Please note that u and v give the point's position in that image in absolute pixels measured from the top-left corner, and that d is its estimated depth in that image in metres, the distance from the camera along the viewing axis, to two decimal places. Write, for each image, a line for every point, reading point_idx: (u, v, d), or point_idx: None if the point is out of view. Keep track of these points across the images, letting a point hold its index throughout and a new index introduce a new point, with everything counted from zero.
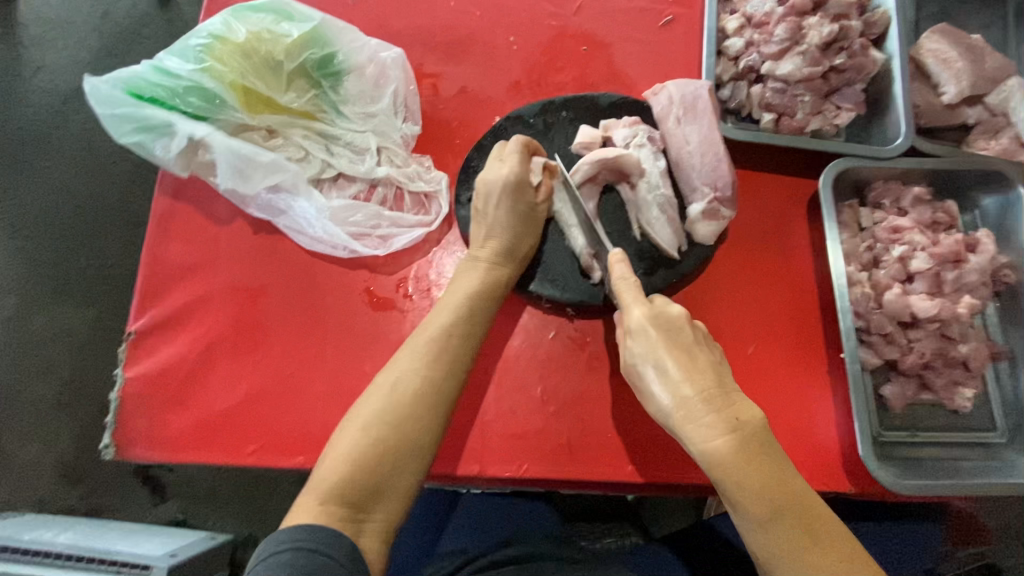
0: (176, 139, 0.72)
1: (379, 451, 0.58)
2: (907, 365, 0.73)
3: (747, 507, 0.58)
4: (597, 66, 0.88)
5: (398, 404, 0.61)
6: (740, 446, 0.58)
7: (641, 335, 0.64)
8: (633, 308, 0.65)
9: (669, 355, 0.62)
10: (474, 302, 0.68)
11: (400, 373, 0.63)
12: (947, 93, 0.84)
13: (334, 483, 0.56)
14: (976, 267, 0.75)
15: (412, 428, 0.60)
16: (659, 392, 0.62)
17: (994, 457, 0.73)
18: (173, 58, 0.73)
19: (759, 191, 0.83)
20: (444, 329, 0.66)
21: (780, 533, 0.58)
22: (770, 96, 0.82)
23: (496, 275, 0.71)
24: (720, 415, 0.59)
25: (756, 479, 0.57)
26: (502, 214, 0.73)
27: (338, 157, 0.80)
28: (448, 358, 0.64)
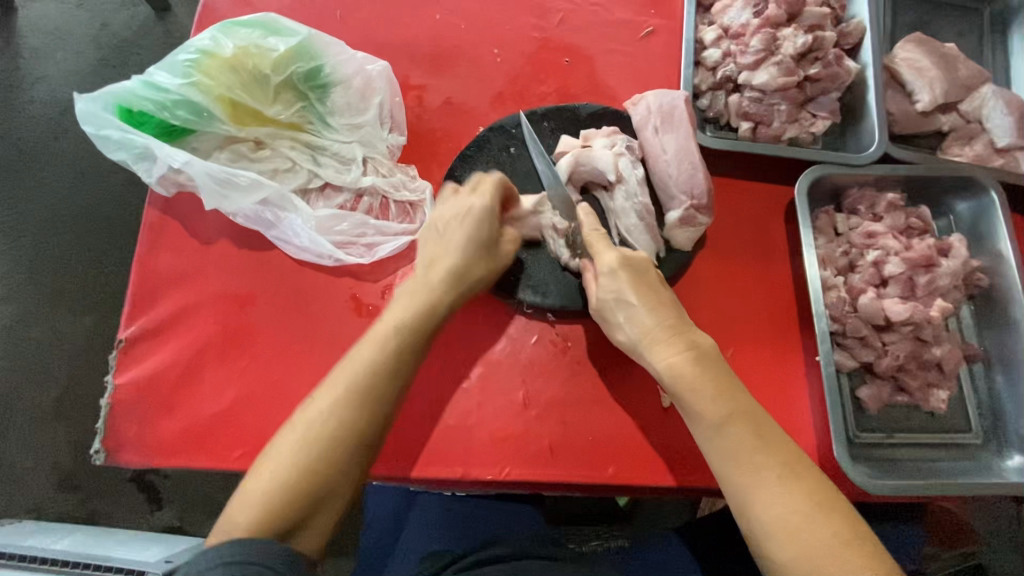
0: (164, 152, 0.74)
1: (298, 485, 0.59)
2: (882, 367, 0.75)
3: (701, 414, 0.63)
4: (579, 77, 0.90)
5: (319, 437, 0.61)
6: (696, 360, 0.65)
7: (612, 276, 0.69)
8: (604, 252, 0.70)
9: (632, 289, 0.68)
10: (404, 333, 0.67)
11: (329, 404, 0.63)
12: (921, 101, 0.86)
13: (251, 519, 0.57)
14: (948, 270, 0.76)
15: (330, 464, 0.61)
16: (624, 322, 0.68)
17: (969, 457, 0.75)
18: (161, 73, 0.74)
19: (738, 197, 0.84)
20: (369, 365, 0.65)
21: (736, 438, 0.61)
22: (747, 105, 0.84)
23: (433, 304, 0.69)
24: (679, 336, 0.66)
25: (711, 387, 0.63)
26: (459, 240, 0.71)
27: (325, 167, 0.81)
28: (368, 392, 0.64)
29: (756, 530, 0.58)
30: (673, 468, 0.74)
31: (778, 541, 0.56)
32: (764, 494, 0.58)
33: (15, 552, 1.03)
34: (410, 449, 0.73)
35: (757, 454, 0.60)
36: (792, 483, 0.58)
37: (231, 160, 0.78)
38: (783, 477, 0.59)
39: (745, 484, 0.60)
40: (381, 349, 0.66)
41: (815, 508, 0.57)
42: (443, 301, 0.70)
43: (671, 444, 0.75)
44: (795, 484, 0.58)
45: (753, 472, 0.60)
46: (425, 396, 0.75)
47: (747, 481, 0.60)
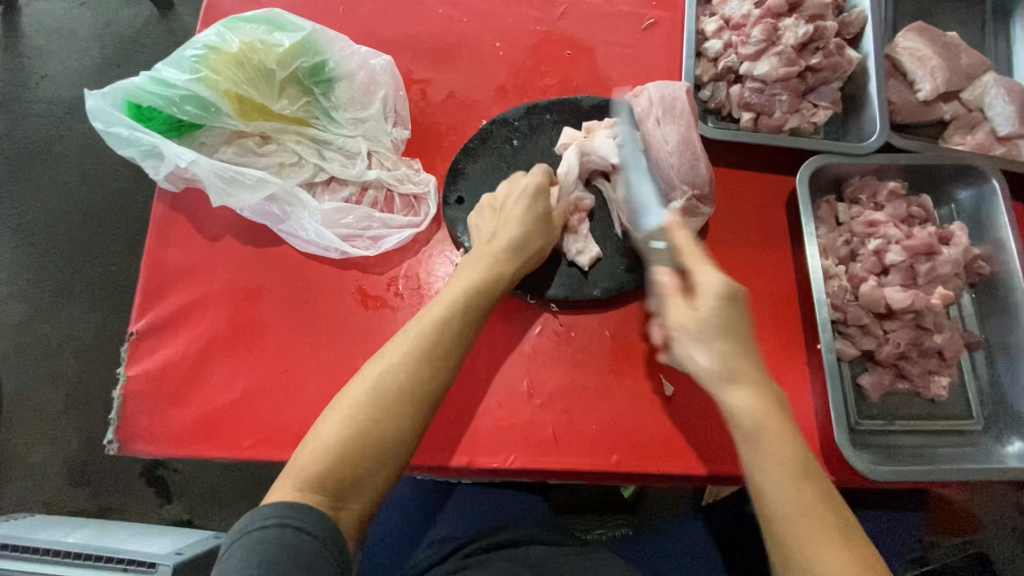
0: (171, 151, 0.75)
1: (366, 441, 0.60)
2: (883, 355, 0.76)
3: (780, 467, 0.58)
4: (581, 70, 0.90)
5: (385, 393, 0.62)
6: (774, 404, 0.61)
7: (727, 299, 0.62)
8: (710, 270, 0.63)
9: (732, 321, 0.62)
10: (472, 296, 0.70)
11: (388, 366, 0.64)
12: (924, 90, 0.86)
13: (316, 473, 0.58)
14: (949, 259, 0.76)
15: (395, 420, 0.62)
16: (704, 354, 0.62)
17: (970, 444, 0.76)
18: (169, 69, 0.75)
19: (738, 189, 0.85)
20: (435, 328, 0.67)
21: (808, 501, 0.57)
22: (748, 95, 0.85)
23: (495, 270, 0.72)
24: (765, 384, 0.62)
25: (790, 443, 0.59)
26: (521, 212, 0.74)
27: (330, 161, 0.82)
28: (440, 354, 0.66)
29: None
30: (676, 455, 0.75)
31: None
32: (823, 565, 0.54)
33: (25, 544, 1.04)
34: None
35: (828, 523, 0.56)
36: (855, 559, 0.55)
37: (238, 154, 0.79)
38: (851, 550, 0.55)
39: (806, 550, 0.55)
40: (447, 310, 0.68)
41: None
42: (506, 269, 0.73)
43: (674, 432, 0.76)
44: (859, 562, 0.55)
45: (816, 542, 0.55)
46: None
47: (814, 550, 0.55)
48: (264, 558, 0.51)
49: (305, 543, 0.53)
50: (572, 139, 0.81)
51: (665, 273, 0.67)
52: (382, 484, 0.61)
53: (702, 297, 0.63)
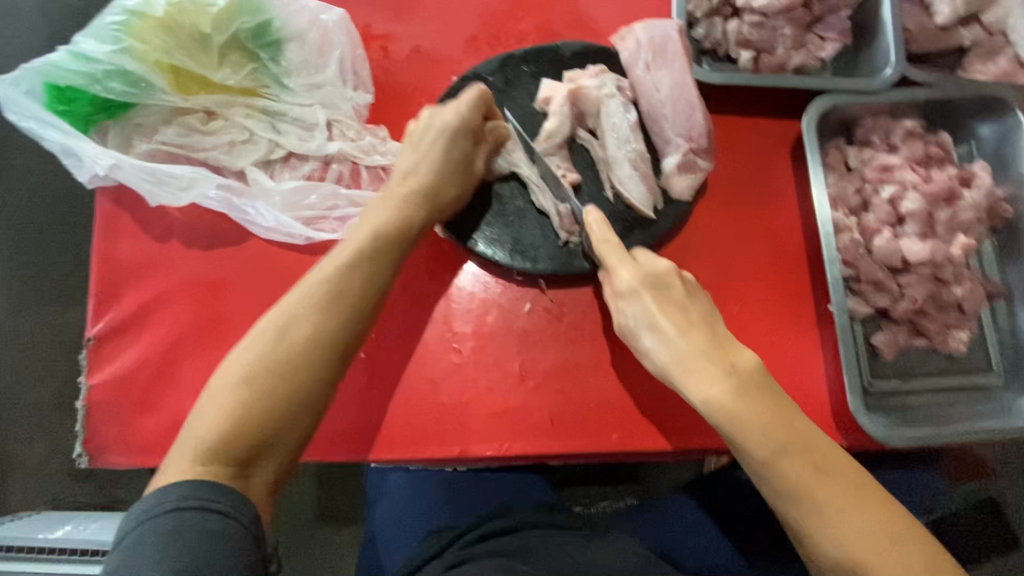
0: (87, 154, 0.67)
1: (252, 406, 0.54)
2: (898, 312, 0.71)
3: (753, 451, 0.56)
4: (560, 12, 0.81)
5: (286, 350, 0.57)
6: (739, 390, 0.58)
7: (633, 298, 0.63)
8: (620, 268, 0.64)
9: (663, 315, 0.62)
10: (378, 249, 0.63)
11: (295, 318, 0.58)
12: (941, 13, 0.77)
13: (213, 441, 0.52)
14: (971, 203, 0.70)
15: (270, 412, 0.55)
16: (653, 348, 0.62)
17: (991, 399, 0.72)
18: (87, 40, 0.66)
19: (738, 139, 0.77)
20: (341, 271, 0.61)
21: (791, 468, 0.55)
22: (747, 31, 0.76)
23: (406, 223, 0.66)
24: (716, 361, 0.59)
25: (756, 416, 0.56)
26: (436, 154, 0.67)
27: (286, 135, 0.74)
28: (345, 302, 0.60)
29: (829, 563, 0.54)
30: (678, 433, 0.71)
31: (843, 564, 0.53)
32: (837, 532, 0.54)
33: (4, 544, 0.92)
34: (400, 430, 0.70)
35: (819, 482, 0.55)
36: (859, 505, 0.54)
37: (181, 134, 0.71)
38: (849, 497, 0.54)
39: (825, 524, 0.54)
40: (349, 265, 0.61)
41: (890, 540, 0.53)
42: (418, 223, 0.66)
43: (678, 407, 0.71)
44: (865, 499, 0.55)
45: (817, 511, 0.54)
46: (414, 374, 0.72)
47: (830, 516, 0.54)
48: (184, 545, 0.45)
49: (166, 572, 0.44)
50: (553, 91, 0.72)
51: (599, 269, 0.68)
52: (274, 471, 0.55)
53: (619, 299, 0.64)
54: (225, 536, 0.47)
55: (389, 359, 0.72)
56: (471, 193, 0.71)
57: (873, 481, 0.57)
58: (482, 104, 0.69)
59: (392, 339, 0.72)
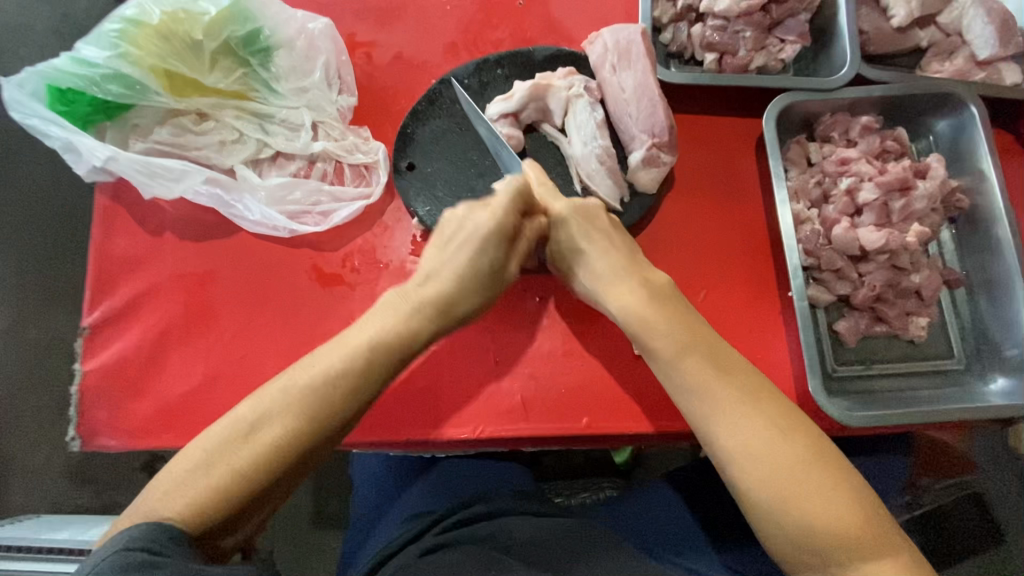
0: (85, 147, 0.72)
1: (228, 491, 0.52)
2: (859, 299, 0.73)
3: (659, 346, 0.62)
4: (534, 20, 0.85)
5: (275, 450, 0.54)
6: (651, 299, 0.64)
7: (564, 227, 0.68)
8: (556, 202, 0.68)
9: (589, 240, 0.67)
10: (376, 354, 0.60)
11: (289, 417, 0.56)
12: (897, 16, 0.81)
13: (177, 515, 0.51)
14: (925, 193, 0.73)
15: (248, 490, 0.53)
16: (580, 272, 0.68)
17: (952, 383, 0.74)
18: (87, 47, 0.71)
19: (703, 136, 0.81)
20: (338, 373, 0.58)
21: (693, 366, 0.61)
22: (710, 34, 0.80)
23: (416, 330, 0.63)
24: (632, 274, 0.66)
25: (664, 320, 0.63)
26: (461, 261, 0.65)
27: (274, 136, 0.78)
28: (339, 401, 0.57)
29: (720, 451, 0.58)
30: (647, 417, 0.73)
31: (737, 460, 0.57)
32: (730, 425, 0.58)
33: (8, 544, 0.97)
34: (376, 414, 0.73)
35: (719, 380, 0.60)
36: (764, 416, 0.58)
37: (174, 134, 0.76)
38: (749, 401, 0.59)
39: (718, 416, 0.59)
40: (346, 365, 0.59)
41: (773, 433, 0.57)
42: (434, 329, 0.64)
43: (647, 391, 0.74)
44: (756, 399, 0.59)
45: (716, 407, 0.59)
46: None
47: (723, 410, 0.59)
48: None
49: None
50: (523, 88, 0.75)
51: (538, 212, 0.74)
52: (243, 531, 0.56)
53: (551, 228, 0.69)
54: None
55: None
56: (490, 295, 0.67)
57: (769, 387, 0.61)
58: (519, 203, 0.65)
59: None
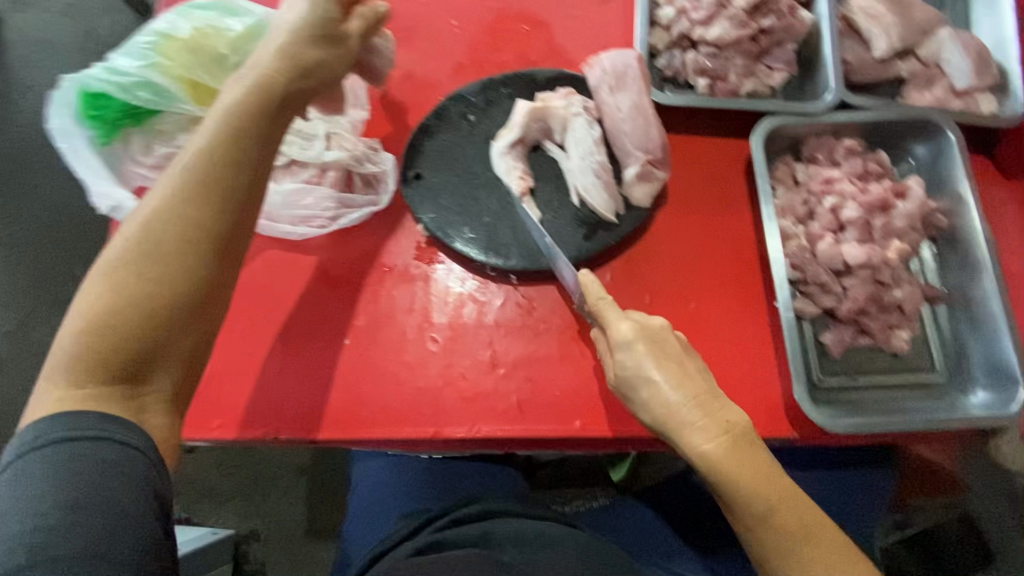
0: (101, 188, 0.76)
1: (123, 303, 0.52)
2: (843, 312, 0.76)
3: (754, 513, 0.61)
4: (538, 44, 0.91)
5: (152, 247, 0.54)
6: (732, 446, 0.62)
7: (629, 350, 0.65)
8: (619, 322, 0.66)
9: (660, 370, 0.64)
10: (229, 137, 0.59)
11: (153, 217, 0.55)
12: (878, 48, 0.86)
13: (92, 356, 0.51)
14: (904, 212, 0.77)
15: (143, 314, 0.53)
16: (650, 401, 0.64)
17: (933, 396, 0.76)
18: (121, 58, 0.76)
19: (695, 155, 0.85)
20: (194, 160, 0.57)
21: (783, 528, 0.61)
22: (703, 61, 0.86)
23: (270, 99, 0.62)
24: (712, 418, 0.63)
25: (749, 474, 0.61)
26: (291, 39, 0.64)
27: (288, 145, 0.82)
28: (200, 185, 0.56)
29: None
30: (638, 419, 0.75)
31: None
32: None
33: None
34: (378, 411, 0.75)
35: (806, 544, 0.61)
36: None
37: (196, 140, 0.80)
38: (833, 557, 0.62)
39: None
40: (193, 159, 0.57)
41: None
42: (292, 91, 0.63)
43: None
44: (816, 540, 0.62)
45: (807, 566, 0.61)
46: (392, 360, 0.77)
47: None
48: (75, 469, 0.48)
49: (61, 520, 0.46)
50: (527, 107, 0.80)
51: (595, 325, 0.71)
52: (172, 383, 0.56)
53: (617, 350, 0.66)
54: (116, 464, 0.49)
55: (372, 345, 0.78)
56: (332, 62, 0.67)
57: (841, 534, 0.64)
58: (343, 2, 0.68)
59: (376, 326, 0.79)
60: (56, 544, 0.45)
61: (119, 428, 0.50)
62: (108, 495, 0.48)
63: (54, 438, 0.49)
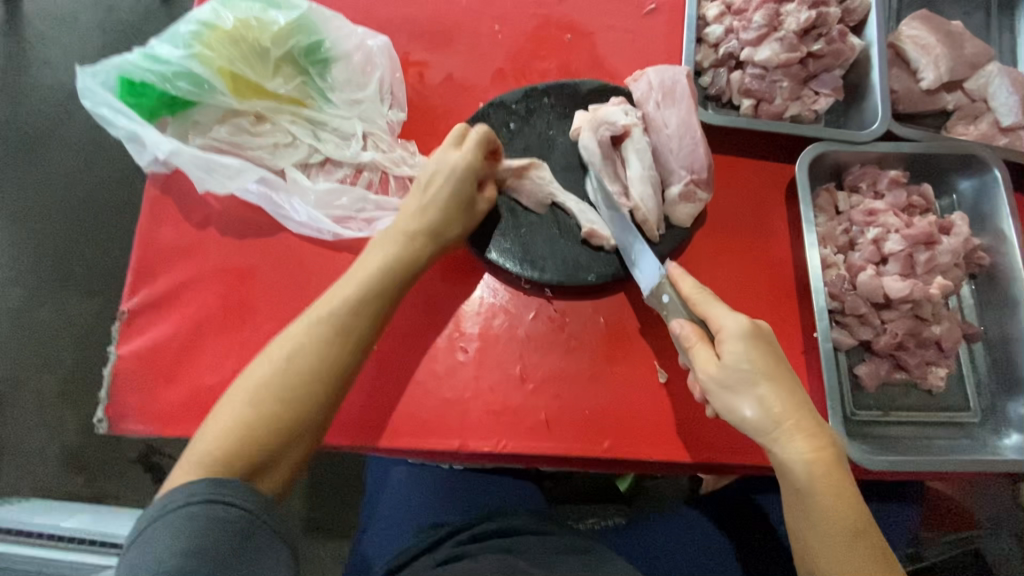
0: (150, 140, 0.75)
1: (262, 435, 0.59)
2: (880, 345, 0.75)
3: (829, 525, 0.60)
4: (581, 54, 0.89)
5: (288, 388, 0.60)
6: (827, 460, 0.60)
7: (738, 342, 0.62)
8: (727, 317, 0.64)
9: (768, 377, 0.61)
10: (373, 292, 0.66)
11: (294, 353, 0.62)
12: (926, 79, 0.85)
13: (222, 460, 0.56)
14: (949, 248, 0.76)
15: (273, 448, 0.59)
16: (749, 409, 0.61)
17: (966, 435, 0.75)
18: (163, 45, 0.75)
19: (735, 177, 0.84)
20: (346, 306, 0.64)
21: (857, 552, 0.59)
22: (749, 82, 0.84)
23: (412, 257, 0.69)
24: (818, 430, 0.60)
25: (842, 497, 0.59)
26: (445, 193, 0.71)
27: (325, 142, 0.81)
28: (348, 332, 0.64)
29: None
30: (669, 443, 0.74)
31: None
32: None
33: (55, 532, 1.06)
34: (402, 421, 0.74)
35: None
36: None
37: (232, 133, 0.79)
38: None
39: None
40: (346, 300, 0.65)
41: None
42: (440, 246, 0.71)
43: (669, 417, 0.75)
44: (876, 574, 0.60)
45: None
46: (419, 369, 0.76)
47: None
48: (207, 534, 0.51)
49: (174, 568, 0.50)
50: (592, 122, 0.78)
51: (683, 321, 0.67)
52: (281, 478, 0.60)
53: (724, 343, 0.63)
54: (244, 530, 0.53)
55: (401, 353, 0.76)
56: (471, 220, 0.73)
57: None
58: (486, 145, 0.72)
59: (407, 332, 0.77)
60: None
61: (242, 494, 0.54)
62: (211, 548, 0.50)
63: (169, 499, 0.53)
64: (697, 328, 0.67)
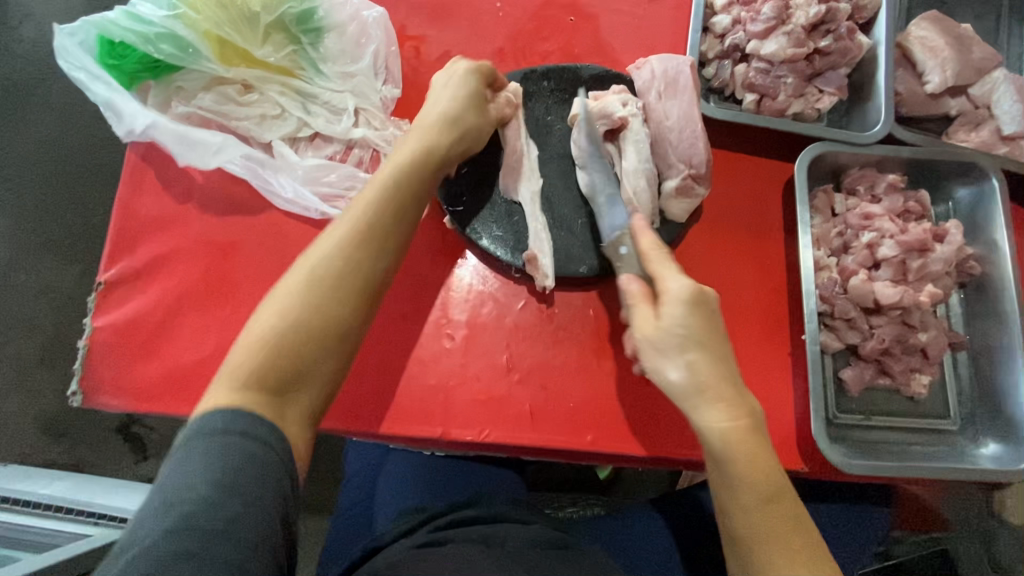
0: (127, 111, 0.72)
1: (304, 327, 0.57)
2: (867, 350, 0.75)
3: (742, 490, 0.59)
4: (583, 38, 0.86)
5: (326, 278, 0.59)
6: (745, 424, 0.60)
7: (677, 304, 0.61)
8: (670, 279, 0.62)
9: (706, 341, 0.61)
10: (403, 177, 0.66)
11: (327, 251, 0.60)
12: (931, 82, 0.84)
13: (253, 369, 0.54)
14: (941, 256, 0.76)
15: (312, 345, 0.57)
16: (675, 371, 0.61)
17: (944, 442, 0.76)
18: (145, 4, 0.72)
19: (733, 173, 0.83)
20: (374, 195, 0.64)
21: (768, 516, 0.59)
22: (753, 76, 0.82)
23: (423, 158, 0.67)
24: (739, 400, 0.61)
25: (751, 461, 0.59)
26: (450, 100, 0.71)
27: (315, 117, 0.78)
28: (378, 223, 0.63)
29: None
30: (650, 439, 0.74)
31: None
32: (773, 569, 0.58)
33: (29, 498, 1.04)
34: (384, 406, 0.73)
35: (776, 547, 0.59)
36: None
37: (217, 102, 0.76)
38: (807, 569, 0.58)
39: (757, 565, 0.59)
40: (378, 188, 0.64)
41: None
42: (458, 138, 0.71)
43: (653, 413, 0.75)
44: (791, 548, 0.59)
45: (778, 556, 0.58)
46: (403, 355, 0.75)
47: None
48: (225, 463, 0.47)
49: (201, 498, 0.45)
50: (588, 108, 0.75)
51: (633, 279, 0.66)
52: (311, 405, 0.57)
53: (666, 304, 0.62)
54: (259, 458, 0.49)
55: (385, 337, 0.75)
56: (475, 132, 0.72)
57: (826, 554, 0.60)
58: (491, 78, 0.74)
59: (392, 316, 0.76)
60: (192, 523, 0.44)
61: (255, 424, 0.51)
62: (234, 471, 0.47)
63: (211, 425, 0.50)
64: (645, 289, 0.65)
